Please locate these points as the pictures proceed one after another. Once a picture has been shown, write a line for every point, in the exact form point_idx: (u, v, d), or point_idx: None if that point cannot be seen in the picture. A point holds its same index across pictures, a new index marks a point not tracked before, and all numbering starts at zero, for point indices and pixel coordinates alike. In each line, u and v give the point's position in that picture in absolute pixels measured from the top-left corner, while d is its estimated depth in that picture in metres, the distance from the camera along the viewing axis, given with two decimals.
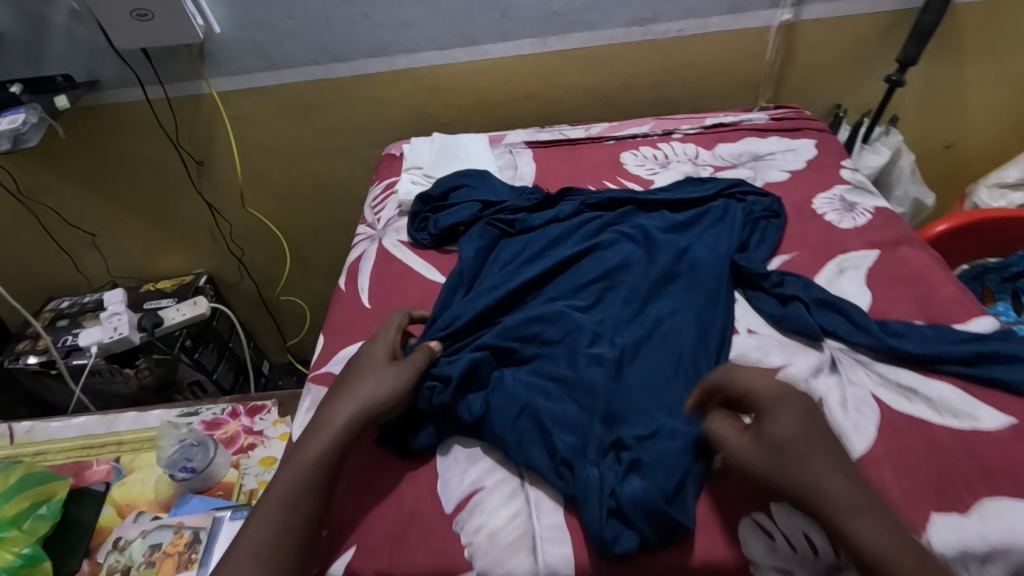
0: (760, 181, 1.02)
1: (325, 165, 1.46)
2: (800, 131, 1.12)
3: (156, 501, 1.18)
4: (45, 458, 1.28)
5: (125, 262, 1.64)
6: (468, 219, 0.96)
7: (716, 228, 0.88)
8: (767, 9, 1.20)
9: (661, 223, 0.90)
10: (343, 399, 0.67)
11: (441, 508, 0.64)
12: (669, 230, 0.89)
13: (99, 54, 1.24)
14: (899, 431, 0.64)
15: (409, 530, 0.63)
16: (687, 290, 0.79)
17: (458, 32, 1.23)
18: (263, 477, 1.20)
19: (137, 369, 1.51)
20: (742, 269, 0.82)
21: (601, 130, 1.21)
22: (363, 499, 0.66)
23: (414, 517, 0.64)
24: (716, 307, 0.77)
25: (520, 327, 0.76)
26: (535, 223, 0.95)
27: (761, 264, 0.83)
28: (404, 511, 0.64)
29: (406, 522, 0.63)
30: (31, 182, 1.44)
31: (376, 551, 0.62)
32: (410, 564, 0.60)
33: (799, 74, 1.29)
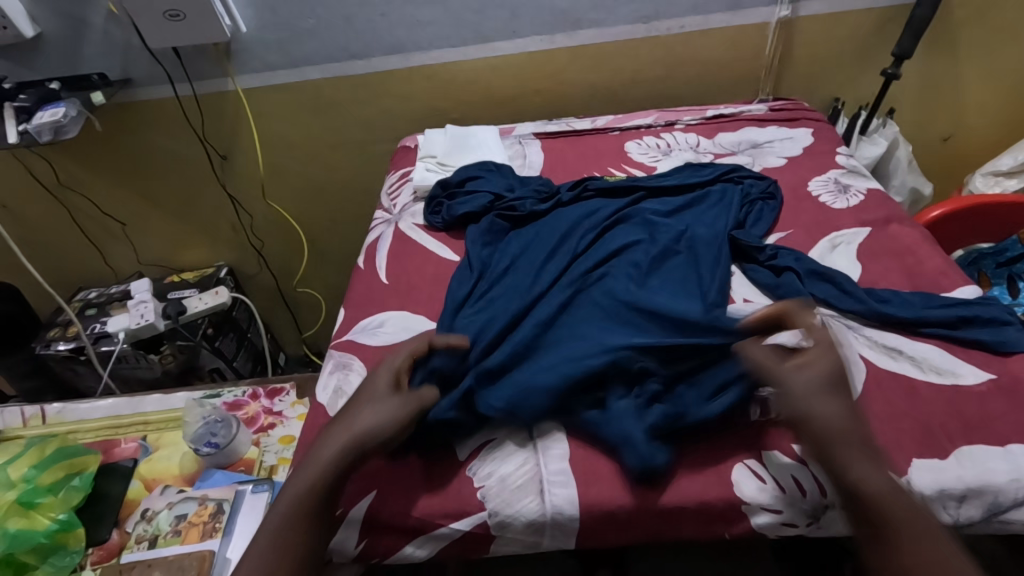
0: (758, 166, 1.06)
1: (343, 159, 1.52)
2: (798, 120, 1.17)
3: (181, 476, 1.24)
4: (79, 435, 1.36)
5: (150, 253, 1.71)
6: (480, 206, 1.01)
7: (715, 209, 0.93)
8: (766, 7, 1.25)
9: (663, 207, 0.94)
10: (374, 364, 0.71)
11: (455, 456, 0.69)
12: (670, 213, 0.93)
13: (133, 54, 1.32)
14: (884, 385, 0.68)
15: (427, 476, 0.68)
16: (688, 264, 0.83)
17: (471, 31, 1.29)
18: (283, 455, 1.26)
19: (161, 356, 1.59)
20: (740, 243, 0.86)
21: (606, 122, 1.26)
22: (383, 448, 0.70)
23: (431, 465, 0.69)
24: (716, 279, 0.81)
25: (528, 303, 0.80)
26: (541, 209, 0.99)
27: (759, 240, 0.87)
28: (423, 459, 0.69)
29: (424, 469, 0.68)
30: (66, 176, 1.52)
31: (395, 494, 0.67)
32: (428, 506, 0.65)
33: (798, 69, 1.34)
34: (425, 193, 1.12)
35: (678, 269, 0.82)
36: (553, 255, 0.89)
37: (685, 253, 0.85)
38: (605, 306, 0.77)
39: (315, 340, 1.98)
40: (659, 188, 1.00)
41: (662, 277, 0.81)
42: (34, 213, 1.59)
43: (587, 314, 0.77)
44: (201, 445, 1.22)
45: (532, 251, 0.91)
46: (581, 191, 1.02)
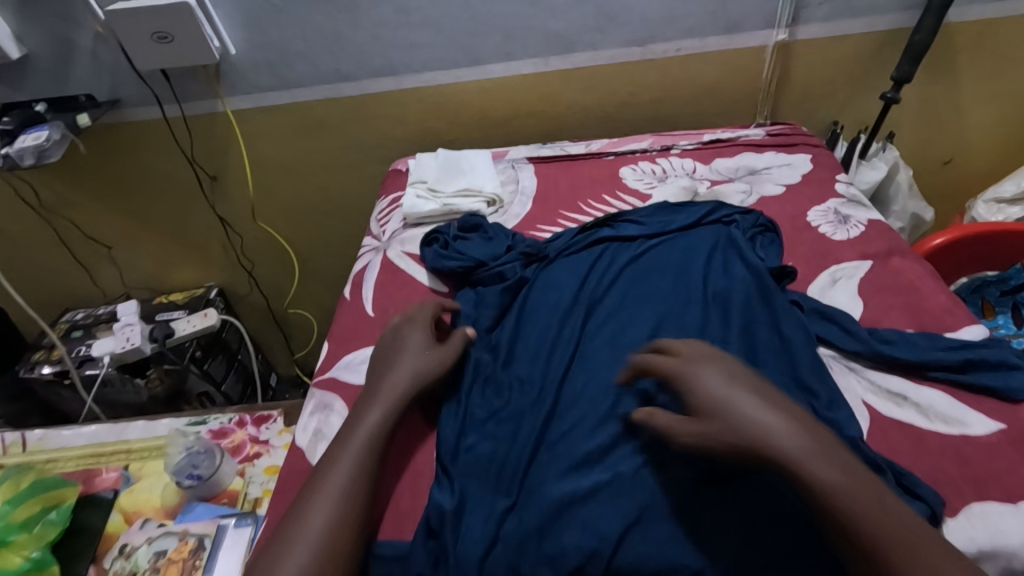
0: (756, 194, 1.04)
1: (333, 180, 1.50)
2: (796, 146, 1.14)
3: (162, 508, 1.21)
4: (57, 465, 1.32)
5: (138, 274, 1.68)
6: (468, 262, 0.94)
7: (724, 261, 0.87)
8: (763, 30, 1.23)
9: (667, 274, 0.86)
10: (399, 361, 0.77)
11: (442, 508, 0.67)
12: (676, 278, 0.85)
13: (121, 76, 1.30)
14: (888, 434, 0.65)
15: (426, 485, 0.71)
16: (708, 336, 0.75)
17: (463, 53, 1.27)
18: (267, 486, 1.22)
19: (148, 379, 1.55)
20: (769, 309, 0.77)
21: (601, 145, 1.24)
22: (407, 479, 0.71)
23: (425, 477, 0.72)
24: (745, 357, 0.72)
25: (530, 416, 0.71)
26: (527, 273, 0.90)
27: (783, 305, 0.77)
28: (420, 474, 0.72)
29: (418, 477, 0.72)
30: (52, 197, 1.50)
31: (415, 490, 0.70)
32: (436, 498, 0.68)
33: (796, 92, 1.32)
34: (415, 219, 1.09)
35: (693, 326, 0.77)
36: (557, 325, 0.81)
37: (696, 309, 0.79)
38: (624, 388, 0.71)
39: (307, 361, 1.95)
40: (653, 235, 0.96)
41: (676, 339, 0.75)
42: (20, 232, 1.56)
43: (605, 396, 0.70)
44: (182, 478, 1.19)
45: (531, 324, 0.83)
46: (563, 250, 0.94)
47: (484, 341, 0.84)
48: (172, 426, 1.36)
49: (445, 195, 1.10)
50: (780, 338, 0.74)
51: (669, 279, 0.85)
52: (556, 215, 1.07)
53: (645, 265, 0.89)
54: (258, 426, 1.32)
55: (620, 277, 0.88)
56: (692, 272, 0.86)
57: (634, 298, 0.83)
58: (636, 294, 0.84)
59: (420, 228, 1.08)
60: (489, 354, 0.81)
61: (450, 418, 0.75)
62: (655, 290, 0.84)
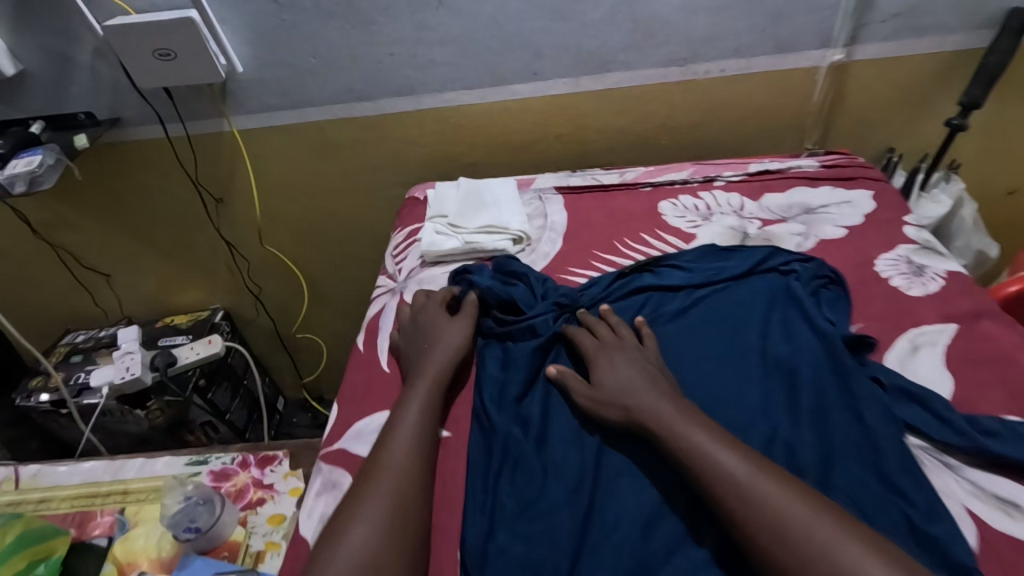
0: (814, 237, 0.93)
1: (346, 203, 1.41)
2: (854, 180, 1.04)
3: (158, 560, 1.11)
4: (47, 506, 1.23)
5: (139, 297, 1.59)
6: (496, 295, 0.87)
7: (784, 321, 0.77)
8: (817, 49, 1.12)
9: (720, 339, 0.76)
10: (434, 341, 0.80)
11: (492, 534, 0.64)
12: (728, 342, 0.76)
13: (121, 93, 1.21)
14: (1001, 555, 0.54)
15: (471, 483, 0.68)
16: (774, 423, 0.65)
17: (487, 72, 1.17)
18: (271, 538, 1.12)
19: (149, 411, 1.44)
20: (843, 387, 0.67)
21: (636, 175, 1.14)
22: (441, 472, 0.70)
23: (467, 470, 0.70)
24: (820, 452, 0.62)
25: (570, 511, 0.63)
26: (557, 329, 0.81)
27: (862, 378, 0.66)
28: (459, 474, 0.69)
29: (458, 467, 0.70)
30: (47, 216, 1.40)
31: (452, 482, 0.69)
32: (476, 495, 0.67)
33: (850, 115, 1.21)
34: (434, 257, 0.99)
35: (752, 405, 0.68)
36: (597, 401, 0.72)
37: (755, 384, 0.70)
38: (673, 483, 0.64)
39: (315, 385, 1.85)
40: (699, 283, 0.85)
41: (735, 421, 0.67)
42: (16, 252, 1.47)
43: (647, 491, 0.64)
44: (178, 532, 1.09)
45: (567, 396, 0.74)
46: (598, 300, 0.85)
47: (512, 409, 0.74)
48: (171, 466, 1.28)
49: (467, 232, 1.01)
50: (858, 421, 0.63)
51: (721, 343, 0.76)
52: (589, 256, 0.97)
53: (692, 323, 0.80)
54: (262, 468, 1.23)
55: (665, 339, 0.79)
56: (747, 333, 0.76)
57: (683, 368, 0.74)
58: (683, 362, 0.75)
59: (439, 267, 0.99)
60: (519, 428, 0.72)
61: (476, 509, 0.65)
62: (705, 357, 0.75)
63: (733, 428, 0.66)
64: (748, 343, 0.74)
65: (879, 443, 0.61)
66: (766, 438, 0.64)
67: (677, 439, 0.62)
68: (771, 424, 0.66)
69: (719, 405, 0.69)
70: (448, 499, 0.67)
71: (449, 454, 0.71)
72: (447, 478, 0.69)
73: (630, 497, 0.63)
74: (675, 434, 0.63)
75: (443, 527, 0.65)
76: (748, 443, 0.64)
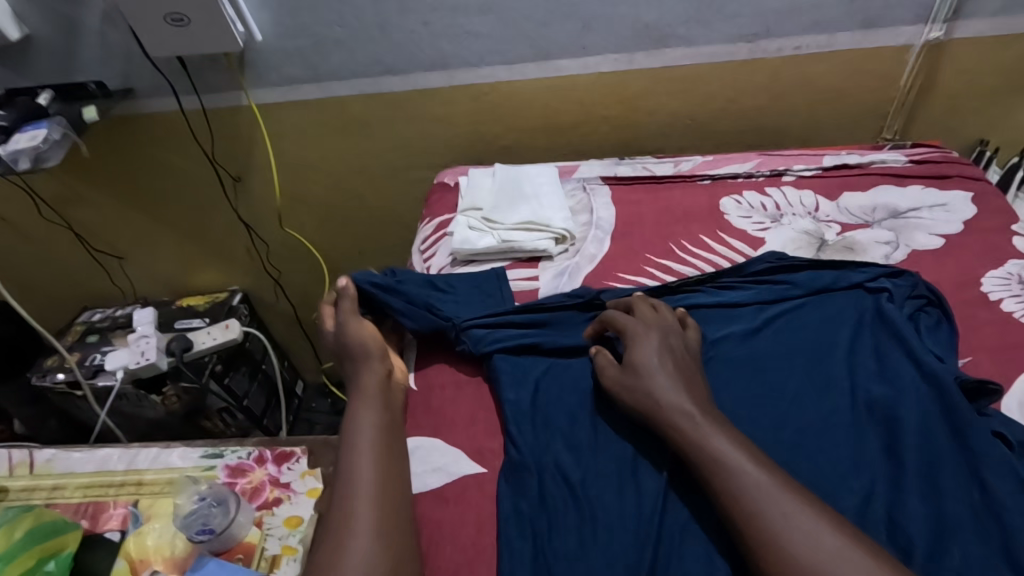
0: (904, 248, 0.81)
1: (371, 185, 1.31)
2: (949, 178, 0.91)
3: (173, 561, 0.89)
4: (57, 493, 1.00)
5: (155, 277, 1.53)
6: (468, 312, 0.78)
7: (880, 349, 0.67)
8: (913, 25, 0.99)
9: (807, 363, 0.67)
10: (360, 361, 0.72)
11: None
12: (818, 368, 0.66)
13: (133, 61, 1.12)
14: None
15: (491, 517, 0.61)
16: (878, 471, 0.56)
17: (531, 46, 1.05)
18: (289, 542, 0.89)
19: (165, 396, 1.35)
20: (960, 436, 0.57)
21: (693, 166, 1.02)
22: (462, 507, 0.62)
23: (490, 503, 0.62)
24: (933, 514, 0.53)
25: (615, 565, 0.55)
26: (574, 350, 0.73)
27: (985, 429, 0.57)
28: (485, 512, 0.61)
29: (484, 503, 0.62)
30: (61, 191, 1.33)
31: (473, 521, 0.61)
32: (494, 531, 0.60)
33: (940, 100, 1.09)
34: (466, 256, 0.90)
35: (844, 457, 0.58)
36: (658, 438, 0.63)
37: (846, 429, 0.60)
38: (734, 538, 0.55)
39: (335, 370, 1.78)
40: (777, 297, 0.74)
41: (824, 473, 0.57)
42: (30, 228, 1.40)
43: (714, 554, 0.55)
44: (190, 535, 0.88)
45: (620, 428, 0.65)
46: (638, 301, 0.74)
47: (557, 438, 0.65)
48: (185, 456, 1.03)
49: (504, 227, 0.91)
50: (979, 489, 0.54)
51: (803, 375, 0.65)
52: (641, 261, 0.86)
53: (770, 349, 0.69)
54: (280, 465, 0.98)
55: (744, 355, 0.69)
56: (832, 367, 0.65)
57: (760, 401, 0.64)
58: (756, 392, 0.64)
59: (472, 267, 0.90)
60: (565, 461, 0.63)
61: (515, 555, 0.57)
62: (785, 391, 0.64)
63: (823, 479, 0.56)
64: (837, 379, 0.64)
65: (1006, 519, 0.52)
66: (864, 499, 0.55)
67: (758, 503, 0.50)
68: (868, 480, 0.56)
69: (806, 453, 0.59)
70: (485, 551, 0.59)
71: (483, 489, 0.63)
72: (485, 524, 0.61)
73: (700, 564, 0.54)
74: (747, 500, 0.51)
75: None
76: (844, 497, 0.55)
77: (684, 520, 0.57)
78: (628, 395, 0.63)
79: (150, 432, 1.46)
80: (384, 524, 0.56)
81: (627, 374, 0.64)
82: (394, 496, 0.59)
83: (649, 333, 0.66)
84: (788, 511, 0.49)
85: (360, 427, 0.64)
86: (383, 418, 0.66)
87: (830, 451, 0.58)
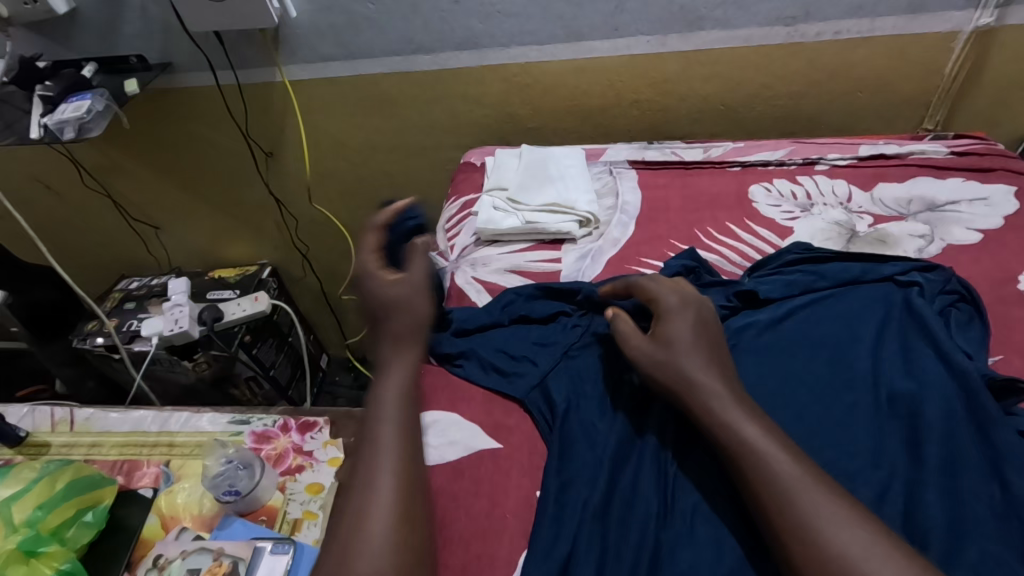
0: (938, 241, 0.79)
1: (399, 164, 1.33)
2: (992, 171, 0.87)
3: (201, 518, 0.93)
4: (95, 451, 1.05)
5: (190, 248, 1.58)
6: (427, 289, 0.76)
7: (905, 342, 0.66)
8: (961, 11, 0.95)
9: (830, 349, 0.66)
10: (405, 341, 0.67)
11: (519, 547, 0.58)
12: (839, 356, 0.65)
13: (172, 36, 1.14)
14: None
15: (504, 492, 0.62)
16: (893, 458, 0.56)
17: (563, 26, 1.04)
18: (310, 507, 0.92)
19: (196, 363, 1.39)
20: (984, 427, 0.56)
21: (723, 151, 1.01)
22: (474, 482, 0.63)
23: (501, 478, 0.63)
24: (947, 504, 0.53)
25: (626, 544, 0.56)
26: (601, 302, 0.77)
27: (1006, 424, 0.56)
28: (494, 487, 0.63)
29: (496, 478, 0.63)
30: (103, 162, 1.38)
31: (480, 494, 0.62)
32: (502, 512, 0.61)
33: (985, 90, 1.05)
34: (490, 236, 0.91)
35: (862, 450, 0.58)
36: (668, 424, 0.63)
37: (866, 422, 0.59)
38: (748, 523, 0.55)
39: (360, 345, 1.80)
40: (804, 288, 0.73)
41: (843, 464, 0.57)
42: (73, 195, 1.45)
43: (725, 537, 0.55)
44: (218, 496, 0.92)
45: (637, 413, 0.65)
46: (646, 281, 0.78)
47: (576, 419, 0.66)
48: (213, 422, 1.07)
49: (528, 208, 0.91)
50: (1000, 486, 0.53)
51: (823, 367, 0.65)
52: (665, 246, 0.86)
53: (791, 339, 0.68)
54: (303, 434, 1.01)
55: (765, 332, 0.69)
56: (855, 362, 0.64)
57: (777, 386, 0.64)
58: (782, 387, 0.64)
59: (496, 247, 0.91)
60: (581, 443, 0.63)
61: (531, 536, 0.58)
62: (803, 381, 0.64)
63: (840, 473, 0.56)
64: (860, 370, 0.63)
65: None
66: (878, 490, 0.54)
67: (784, 494, 0.49)
68: (885, 472, 0.55)
69: (822, 441, 0.59)
70: (496, 524, 0.60)
71: (497, 464, 0.65)
72: (498, 497, 0.62)
73: (706, 548, 0.54)
74: (776, 484, 0.50)
75: (491, 555, 0.58)
76: (857, 489, 0.55)
77: (693, 507, 0.57)
78: (655, 363, 0.61)
79: (181, 397, 1.51)
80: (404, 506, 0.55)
81: (664, 336, 0.63)
82: (411, 477, 0.57)
83: (681, 309, 0.65)
84: (815, 501, 0.48)
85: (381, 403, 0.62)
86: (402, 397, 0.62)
87: (850, 439, 0.58)
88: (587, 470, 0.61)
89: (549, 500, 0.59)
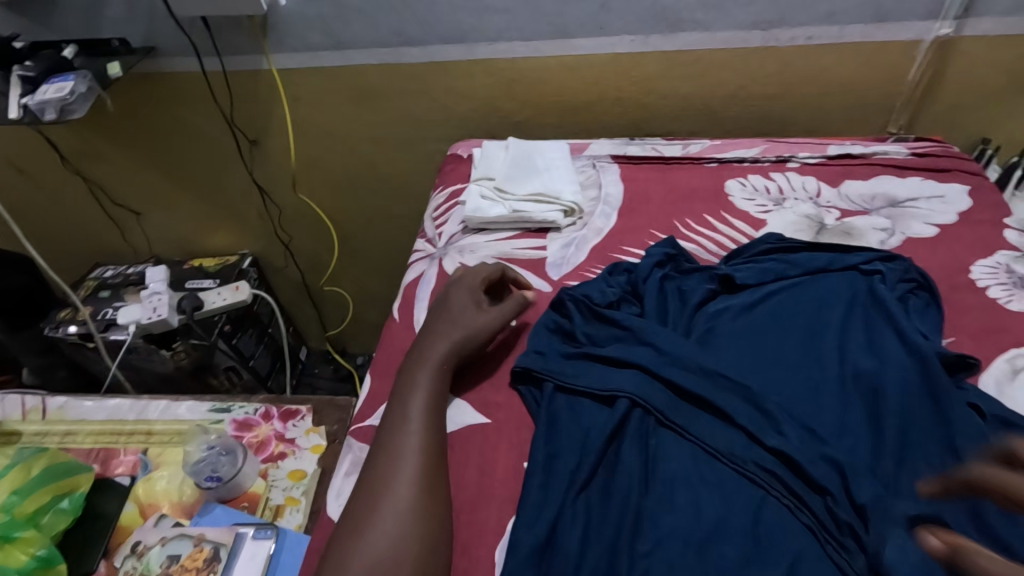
0: (899, 235, 0.84)
1: (384, 156, 1.34)
2: (949, 172, 0.94)
3: (180, 505, 0.93)
4: (70, 440, 1.04)
5: (167, 236, 1.55)
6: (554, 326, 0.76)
7: (872, 325, 0.70)
8: (923, 21, 1.01)
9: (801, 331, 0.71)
10: (441, 331, 0.72)
11: (507, 515, 0.61)
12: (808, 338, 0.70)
13: (157, 19, 1.14)
14: None
15: (495, 464, 0.65)
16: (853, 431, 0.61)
17: (549, 23, 1.08)
18: (292, 493, 0.94)
19: (174, 352, 1.37)
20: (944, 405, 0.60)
21: (701, 148, 1.05)
22: (464, 457, 0.65)
23: (490, 448, 0.66)
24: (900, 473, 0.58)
25: (614, 505, 0.59)
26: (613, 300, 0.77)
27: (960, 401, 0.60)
28: (483, 459, 0.65)
29: (485, 450, 0.66)
30: (81, 147, 1.36)
31: (468, 466, 0.65)
32: (491, 483, 0.63)
33: (944, 98, 1.11)
34: (478, 224, 0.94)
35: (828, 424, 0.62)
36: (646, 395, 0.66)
37: (832, 400, 0.64)
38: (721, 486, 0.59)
39: (340, 338, 1.80)
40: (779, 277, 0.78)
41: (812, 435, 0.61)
42: (47, 179, 1.42)
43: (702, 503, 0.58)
44: (199, 481, 0.92)
45: None
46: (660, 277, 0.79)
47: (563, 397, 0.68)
48: (194, 409, 1.06)
49: (514, 198, 0.94)
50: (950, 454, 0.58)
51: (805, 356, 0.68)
52: (646, 236, 0.89)
53: (762, 324, 0.72)
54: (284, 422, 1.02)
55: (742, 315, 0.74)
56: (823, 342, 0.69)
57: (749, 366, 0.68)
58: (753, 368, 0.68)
59: (482, 235, 0.93)
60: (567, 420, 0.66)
61: (524, 507, 0.60)
62: (777, 360, 0.68)
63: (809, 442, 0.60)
64: (827, 353, 0.68)
65: None
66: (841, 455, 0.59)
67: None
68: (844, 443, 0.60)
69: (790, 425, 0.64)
70: (485, 494, 0.63)
71: (486, 439, 0.67)
72: (486, 468, 0.65)
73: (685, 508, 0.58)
74: None
75: (482, 521, 0.61)
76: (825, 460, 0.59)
77: (674, 474, 0.59)
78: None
79: (157, 387, 1.49)
80: (427, 478, 0.59)
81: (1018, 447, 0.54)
82: (432, 456, 0.61)
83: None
84: None
85: (415, 387, 0.67)
86: (435, 390, 0.67)
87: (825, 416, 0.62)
88: (573, 441, 0.64)
89: (536, 470, 0.62)
